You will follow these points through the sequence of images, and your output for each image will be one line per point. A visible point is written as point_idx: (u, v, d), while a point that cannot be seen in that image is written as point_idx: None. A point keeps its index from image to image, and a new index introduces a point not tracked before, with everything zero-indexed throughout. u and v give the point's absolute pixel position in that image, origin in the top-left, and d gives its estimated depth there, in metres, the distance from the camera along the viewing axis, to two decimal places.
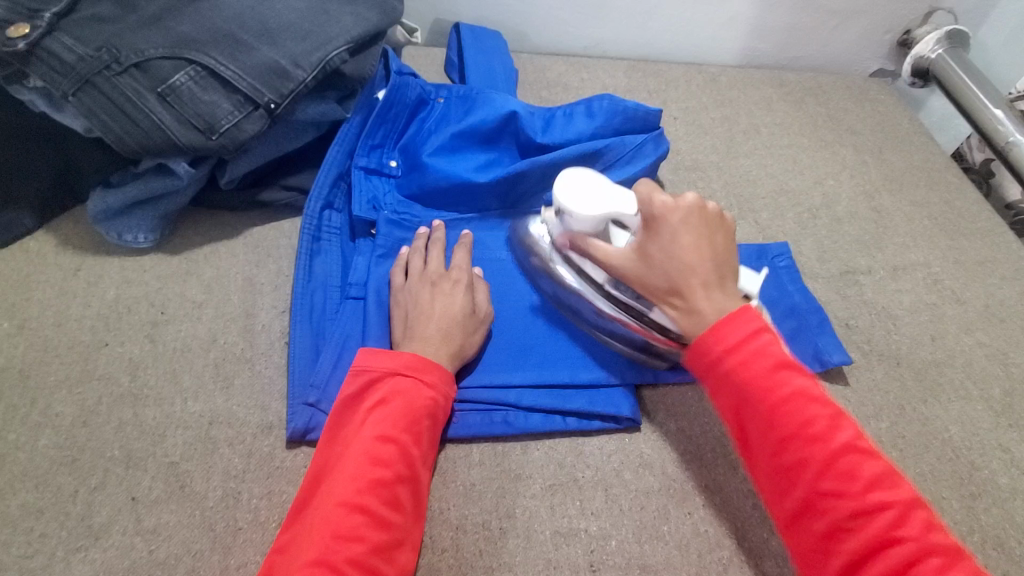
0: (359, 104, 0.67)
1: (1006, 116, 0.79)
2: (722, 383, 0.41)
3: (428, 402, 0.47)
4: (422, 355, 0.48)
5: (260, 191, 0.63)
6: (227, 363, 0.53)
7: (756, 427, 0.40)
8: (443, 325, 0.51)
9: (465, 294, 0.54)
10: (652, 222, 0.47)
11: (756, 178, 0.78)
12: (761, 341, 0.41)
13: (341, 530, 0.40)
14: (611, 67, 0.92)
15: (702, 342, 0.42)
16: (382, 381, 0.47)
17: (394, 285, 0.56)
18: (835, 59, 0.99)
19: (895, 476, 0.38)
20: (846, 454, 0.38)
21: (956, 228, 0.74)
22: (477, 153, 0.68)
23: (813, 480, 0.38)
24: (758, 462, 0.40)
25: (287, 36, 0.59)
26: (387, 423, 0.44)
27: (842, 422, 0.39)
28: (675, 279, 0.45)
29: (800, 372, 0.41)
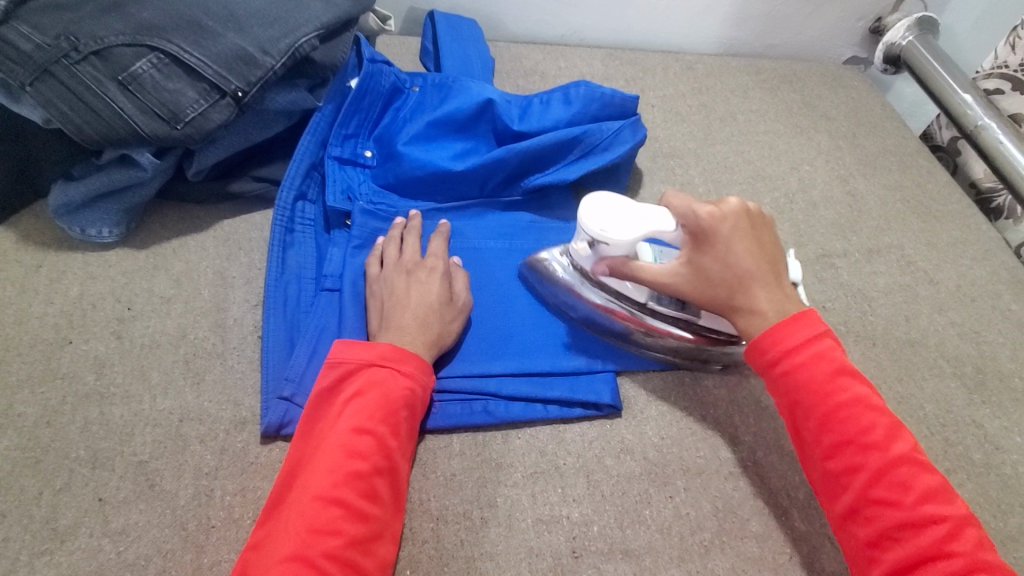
0: (331, 92, 0.66)
1: (974, 100, 0.79)
2: (781, 384, 0.45)
3: (407, 393, 0.46)
4: (399, 346, 0.48)
5: (229, 182, 0.61)
6: (198, 359, 0.52)
7: (812, 428, 0.43)
8: (421, 312, 0.51)
9: (441, 283, 0.54)
10: (701, 234, 0.48)
11: (733, 164, 0.79)
12: (820, 347, 0.45)
13: (319, 524, 0.39)
14: (589, 55, 0.91)
15: (760, 342, 0.46)
16: (358, 372, 0.46)
17: (370, 275, 0.55)
18: (809, 47, 1.00)
19: (948, 492, 0.40)
20: (899, 465, 0.41)
21: (928, 210, 0.76)
22: (454, 142, 0.68)
23: (864, 486, 0.41)
24: (812, 461, 0.44)
25: (253, 22, 0.57)
26: (363, 414, 0.43)
27: (899, 434, 0.42)
28: (737, 287, 0.47)
29: (858, 379, 0.44)
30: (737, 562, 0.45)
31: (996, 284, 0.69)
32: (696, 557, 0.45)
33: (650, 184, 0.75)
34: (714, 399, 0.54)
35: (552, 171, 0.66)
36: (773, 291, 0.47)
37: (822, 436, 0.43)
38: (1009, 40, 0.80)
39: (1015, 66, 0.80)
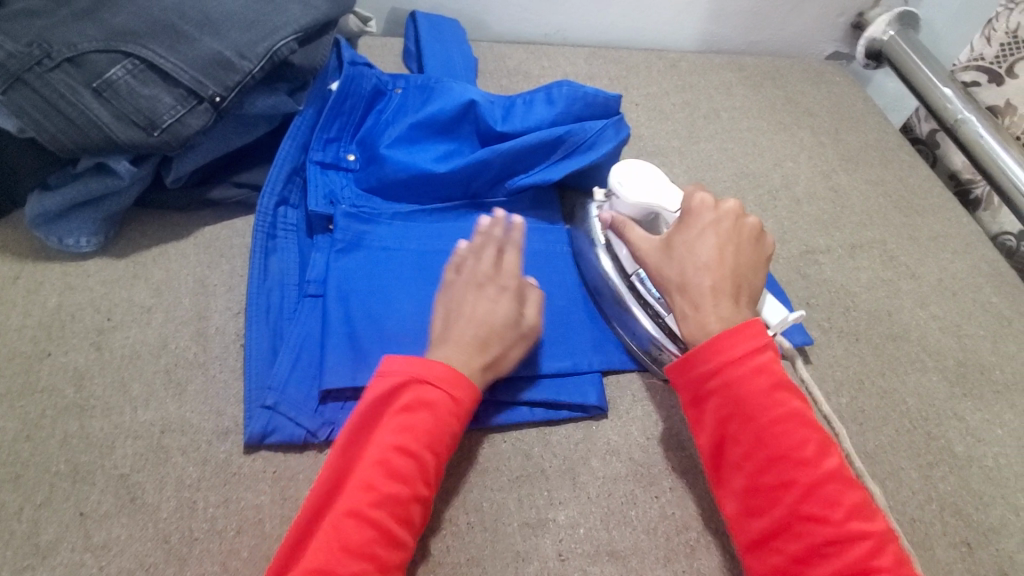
0: (311, 96, 0.65)
1: (954, 95, 0.80)
2: (714, 396, 0.44)
3: (451, 419, 0.45)
4: (455, 368, 0.46)
5: (209, 189, 0.61)
6: (179, 368, 0.51)
7: (743, 443, 0.42)
8: (480, 332, 0.48)
9: (510, 303, 0.51)
10: (688, 215, 0.52)
11: (717, 161, 0.79)
12: (760, 361, 0.44)
13: (348, 542, 0.40)
14: (572, 54, 0.91)
15: (696, 353, 0.45)
16: (408, 388, 0.45)
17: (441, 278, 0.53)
18: (792, 43, 1.01)
19: (871, 508, 0.41)
20: (831, 481, 0.41)
21: (909, 205, 0.76)
22: (437, 144, 0.67)
23: (796, 501, 0.40)
24: (738, 476, 0.43)
25: (230, 27, 0.57)
26: (409, 436, 0.43)
27: (830, 449, 0.42)
28: (691, 275, 0.49)
29: (791, 394, 0.43)
30: (723, 562, 0.45)
31: (977, 277, 0.70)
32: (681, 557, 0.45)
33: None
34: None
35: (536, 172, 0.66)
36: (723, 292, 0.47)
37: (756, 450, 0.42)
38: (985, 33, 0.80)
39: (991, 59, 0.80)
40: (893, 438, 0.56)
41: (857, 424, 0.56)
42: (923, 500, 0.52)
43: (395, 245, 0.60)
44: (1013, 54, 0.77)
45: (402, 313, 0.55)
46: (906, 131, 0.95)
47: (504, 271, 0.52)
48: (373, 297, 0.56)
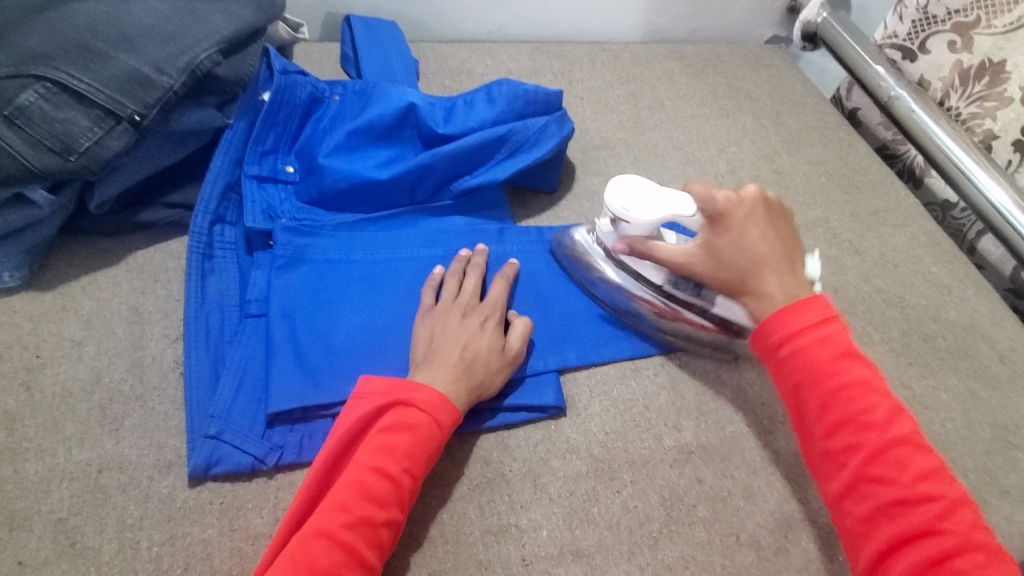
0: (242, 108, 0.62)
1: (886, 73, 0.82)
2: (783, 368, 0.44)
3: (431, 441, 0.44)
4: (441, 392, 0.46)
5: (138, 211, 0.58)
6: (115, 403, 0.49)
7: (813, 409, 0.43)
8: (466, 353, 0.49)
9: (495, 331, 0.52)
10: (718, 218, 0.50)
11: (663, 151, 0.79)
12: (827, 330, 0.44)
13: (319, 565, 0.38)
14: (515, 51, 0.90)
15: (763, 328, 0.46)
16: (390, 410, 0.45)
17: (424, 305, 0.54)
18: (732, 29, 1.02)
19: (946, 473, 0.40)
20: (899, 445, 0.40)
21: (850, 182, 0.78)
22: (378, 150, 0.66)
23: (861, 464, 0.40)
24: (811, 441, 0.43)
25: (146, 41, 0.54)
26: (387, 458, 0.42)
27: (900, 416, 0.41)
28: (751, 270, 0.48)
29: (863, 363, 0.43)
30: (686, 550, 0.45)
31: (917, 248, 0.72)
32: (645, 550, 0.45)
33: (583, 176, 0.74)
34: (656, 389, 0.55)
35: (481, 173, 0.65)
36: (784, 275, 0.48)
37: (823, 416, 0.42)
38: (896, 11, 0.83)
39: (903, 36, 0.83)
40: None
41: None
42: None
43: (340, 257, 0.58)
44: (924, 30, 0.80)
45: (351, 327, 0.54)
46: (837, 103, 0.97)
47: (487, 303, 0.54)
48: (320, 313, 0.54)
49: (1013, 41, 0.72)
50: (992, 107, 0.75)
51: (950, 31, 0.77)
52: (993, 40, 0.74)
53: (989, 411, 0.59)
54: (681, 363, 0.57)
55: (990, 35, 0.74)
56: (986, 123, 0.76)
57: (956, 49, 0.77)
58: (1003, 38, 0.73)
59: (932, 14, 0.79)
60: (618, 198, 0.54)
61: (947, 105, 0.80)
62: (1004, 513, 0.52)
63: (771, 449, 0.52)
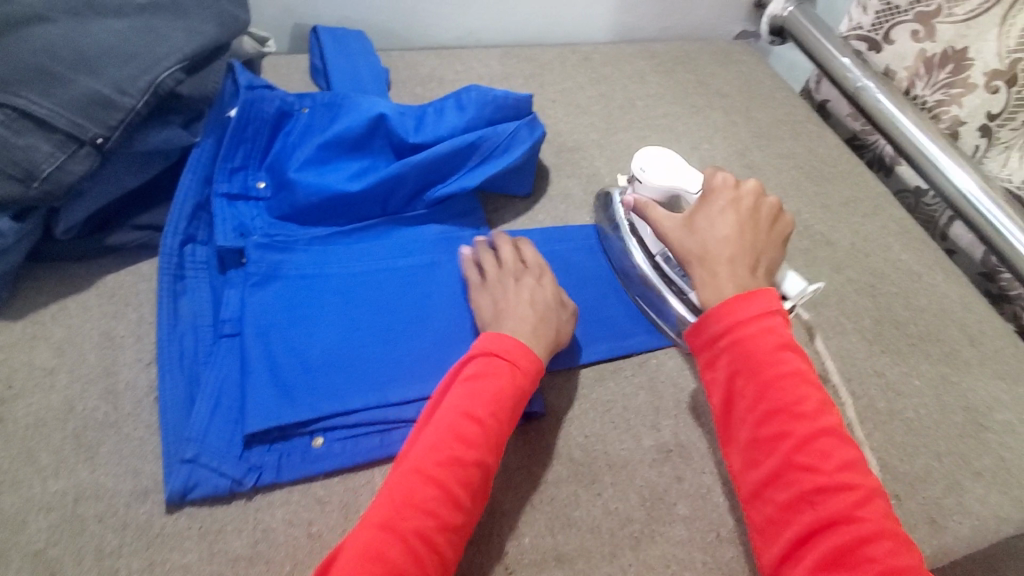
0: (209, 126, 0.62)
1: (853, 64, 0.83)
2: (721, 357, 0.44)
3: (515, 389, 0.47)
4: (522, 342, 0.49)
5: (106, 235, 0.57)
6: (90, 431, 0.48)
7: (748, 398, 0.42)
8: (533, 305, 0.53)
9: (552, 290, 0.56)
10: (707, 196, 0.52)
11: (636, 151, 0.80)
12: (769, 321, 0.44)
13: (415, 499, 0.41)
14: (485, 56, 0.90)
15: (705, 319, 0.45)
16: (473, 363, 0.48)
17: (473, 278, 0.57)
18: (701, 26, 1.03)
19: (864, 466, 0.40)
20: (826, 436, 0.40)
21: (820, 174, 0.79)
22: (350, 162, 0.65)
23: (789, 452, 0.40)
24: (740, 430, 0.43)
25: (107, 63, 0.53)
26: (473, 404, 0.45)
27: (829, 409, 0.42)
28: (713, 247, 0.49)
29: (800, 356, 0.43)
30: (668, 549, 0.46)
31: (887, 237, 0.73)
32: (627, 551, 0.46)
33: (557, 179, 0.75)
34: (634, 390, 0.55)
35: (453, 180, 0.65)
36: (738, 263, 0.48)
37: (757, 404, 0.42)
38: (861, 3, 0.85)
39: (868, 27, 0.85)
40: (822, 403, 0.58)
41: None
42: None
43: (315, 271, 0.58)
44: (888, 21, 0.82)
45: (327, 341, 0.54)
46: (807, 96, 0.98)
47: (532, 265, 0.58)
48: (295, 329, 0.54)
49: (975, 29, 0.72)
50: (958, 93, 0.75)
51: (913, 20, 0.79)
52: (956, 28, 0.74)
53: (960, 395, 0.60)
54: (659, 362, 0.57)
55: (952, 22, 0.74)
56: (952, 109, 0.76)
57: (919, 38, 0.79)
58: (965, 25, 0.73)
59: (895, 5, 0.81)
60: (642, 157, 0.58)
61: (913, 95, 0.81)
62: (978, 496, 0.54)
63: None
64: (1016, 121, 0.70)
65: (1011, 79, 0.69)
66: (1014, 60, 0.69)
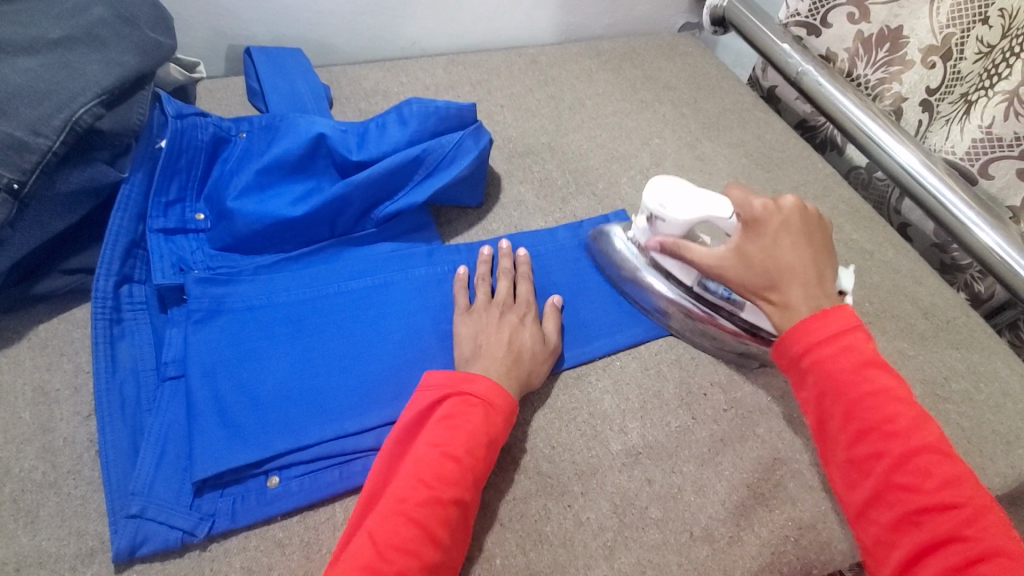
0: (138, 159, 0.59)
1: (792, 49, 0.84)
2: (807, 377, 0.44)
3: (490, 428, 0.45)
4: (496, 381, 0.48)
5: (33, 283, 0.54)
6: (27, 494, 0.45)
7: (837, 418, 0.42)
8: (511, 347, 0.52)
9: (534, 325, 0.55)
10: (753, 223, 0.50)
11: (587, 151, 0.79)
12: (850, 339, 0.44)
13: (396, 541, 0.39)
14: (430, 65, 0.89)
15: (784, 338, 0.46)
16: (451, 397, 0.46)
17: (460, 306, 0.56)
18: (644, 21, 1.04)
19: (972, 481, 0.39)
20: (925, 452, 0.40)
21: (769, 160, 0.80)
22: (292, 185, 0.63)
23: (886, 471, 0.40)
24: (833, 452, 0.43)
25: (16, 103, 0.50)
26: (450, 440, 0.44)
27: (925, 423, 0.41)
28: (778, 277, 0.48)
29: (885, 370, 0.43)
30: (642, 555, 0.45)
31: (838, 217, 0.74)
32: (601, 561, 0.45)
33: (510, 186, 0.74)
34: (599, 394, 0.54)
35: (401, 197, 0.64)
36: (810, 285, 0.47)
37: (848, 423, 0.42)
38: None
39: (806, 13, 0.85)
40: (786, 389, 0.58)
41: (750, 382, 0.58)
42: None
43: (262, 302, 0.56)
44: (822, 7, 0.82)
45: (279, 375, 0.52)
46: (753, 84, 0.99)
47: (521, 300, 0.57)
48: (244, 365, 0.52)
49: (906, 8, 0.74)
50: (897, 71, 0.77)
51: (847, 4, 0.79)
52: (888, 9, 0.75)
53: (918, 368, 0.61)
54: (622, 364, 0.57)
55: (883, 4, 0.75)
56: (893, 87, 0.78)
57: (855, 21, 0.79)
58: (897, 5, 0.74)
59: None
60: (654, 195, 0.55)
61: (856, 74, 0.82)
62: None
63: (716, 438, 0.52)
64: (954, 95, 0.73)
65: (945, 53, 0.72)
66: (947, 35, 0.71)
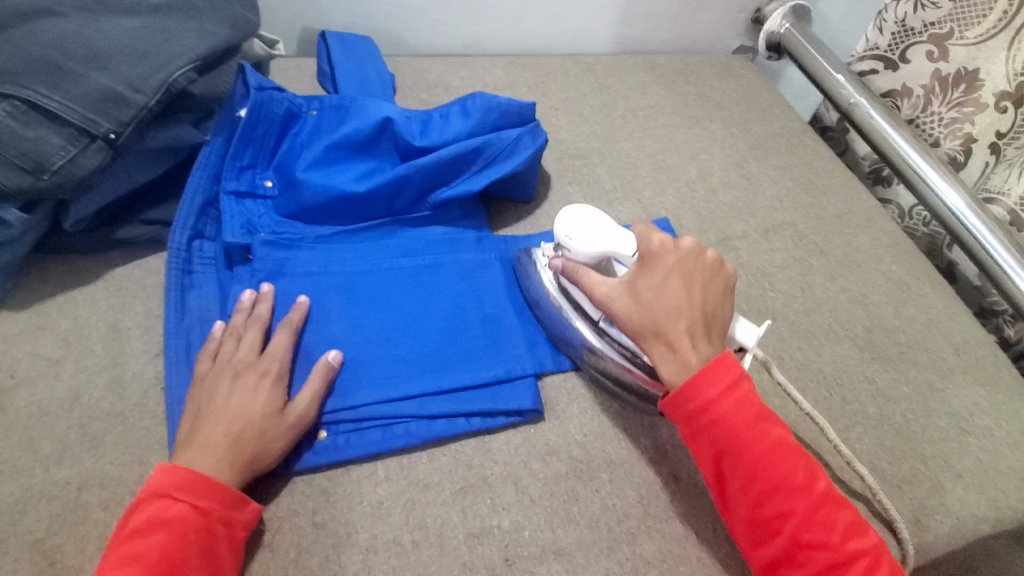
0: (220, 124, 0.63)
1: (847, 81, 0.85)
2: (703, 434, 0.45)
3: (203, 531, 0.41)
4: (199, 474, 0.43)
5: (115, 229, 0.58)
6: (95, 421, 0.48)
7: (738, 479, 0.43)
8: (232, 426, 0.45)
9: (272, 391, 0.48)
10: (647, 258, 0.51)
11: (636, 159, 0.82)
12: (741, 392, 0.45)
13: None
14: (491, 64, 0.92)
15: (683, 392, 0.45)
16: (142, 508, 0.41)
17: (198, 373, 0.49)
18: (700, 40, 1.06)
19: (861, 524, 0.43)
20: (823, 505, 0.43)
21: (814, 186, 0.81)
22: (356, 163, 0.67)
23: (795, 530, 0.42)
24: (737, 511, 0.44)
25: (120, 60, 0.54)
26: (137, 566, 0.39)
27: (817, 472, 0.44)
28: (663, 320, 0.48)
29: (776, 422, 0.45)
30: (664, 544, 0.47)
31: (878, 248, 0.75)
32: (624, 546, 0.47)
33: (559, 186, 0.76)
34: None
35: (458, 184, 0.67)
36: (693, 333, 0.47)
37: (752, 484, 0.43)
38: (877, 25, 0.85)
39: (885, 47, 0.85)
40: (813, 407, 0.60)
41: (779, 397, 0.60)
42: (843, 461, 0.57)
43: (319, 269, 0.59)
44: (903, 41, 0.82)
45: (311, 340, 0.54)
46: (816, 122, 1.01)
47: (265, 357, 0.50)
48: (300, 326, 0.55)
49: (984, 52, 0.74)
50: (970, 112, 0.76)
51: (928, 42, 0.79)
52: (967, 51, 0.75)
53: (945, 401, 0.62)
54: None
55: (964, 45, 0.75)
56: (964, 127, 0.77)
57: (934, 59, 0.79)
58: (976, 48, 0.74)
59: (910, 27, 0.80)
60: (564, 225, 0.56)
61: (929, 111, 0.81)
62: (959, 496, 0.56)
63: None
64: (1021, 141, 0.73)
65: (1018, 100, 0.72)
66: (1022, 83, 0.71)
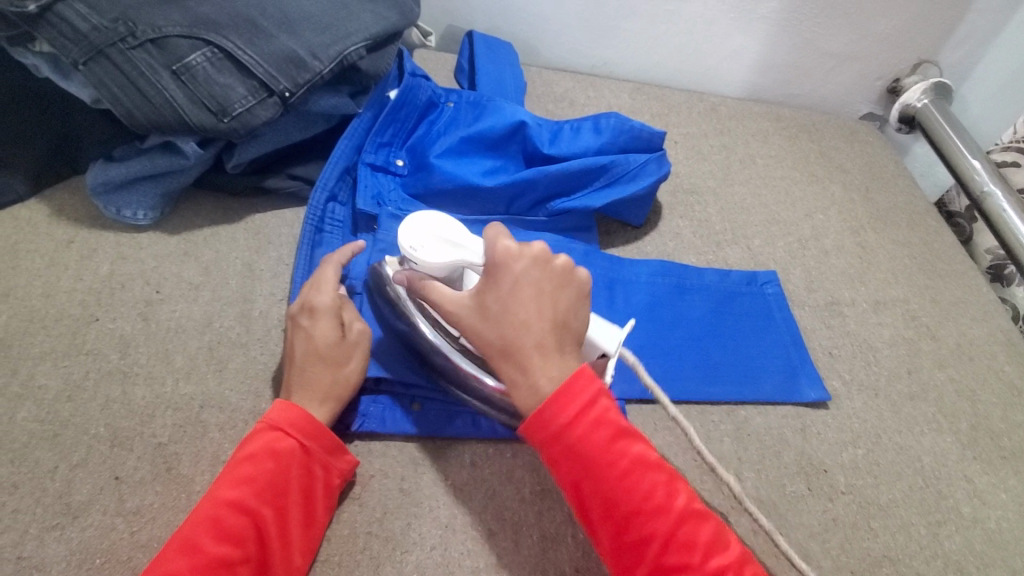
0: (371, 100, 0.67)
1: (982, 167, 0.82)
2: (561, 459, 0.40)
3: (304, 469, 0.43)
4: (309, 415, 0.44)
5: (265, 177, 0.62)
6: (222, 347, 0.52)
7: (597, 504, 0.40)
8: (329, 371, 0.47)
9: (331, 320, 0.49)
10: (492, 271, 0.45)
11: (750, 206, 0.81)
12: (599, 411, 0.41)
13: None
14: (617, 88, 0.94)
15: (543, 414, 0.40)
16: (255, 435, 0.43)
17: (290, 314, 0.50)
18: (829, 101, 1.03)
19: (722, 535, 0.40)
20: (683, 522, 0.39)
21: (933, 269, 0.78)
22: (484, 159, 0.69)
23: (656, 555, 0.38)
24: (602, 539, 0.40)
25: (306, 28, 0.59)
26: (245, 491, 0.40)
27: (677, 487, 0.40)
28: (510, 335, 0.43)
29: (636, 438, 0.41)
30: None
31: (993, 344, 0.71)
32: None
33: (670, 218, 0.77)
34: (718, 436, 0.58)
35: (578, 197, 0.68)
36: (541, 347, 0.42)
37: (613, 509, 0.39)
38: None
39: None
40: (906, 494, 0.57)
41: (871, 475, 0.58)
42: (929, 556, 0.54)
43: None
44: None
45: None
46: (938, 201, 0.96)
47: (326, 295, 0.50)
48: None
49: None
50: None
51: None
52: None
53: None
54: (745, 416, 0.60)
55: None
56: None
57: None
58: None
59: None
60: (410, 234, 0.50)
61: None
62: None
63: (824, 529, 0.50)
64: None
65: None
66: None
